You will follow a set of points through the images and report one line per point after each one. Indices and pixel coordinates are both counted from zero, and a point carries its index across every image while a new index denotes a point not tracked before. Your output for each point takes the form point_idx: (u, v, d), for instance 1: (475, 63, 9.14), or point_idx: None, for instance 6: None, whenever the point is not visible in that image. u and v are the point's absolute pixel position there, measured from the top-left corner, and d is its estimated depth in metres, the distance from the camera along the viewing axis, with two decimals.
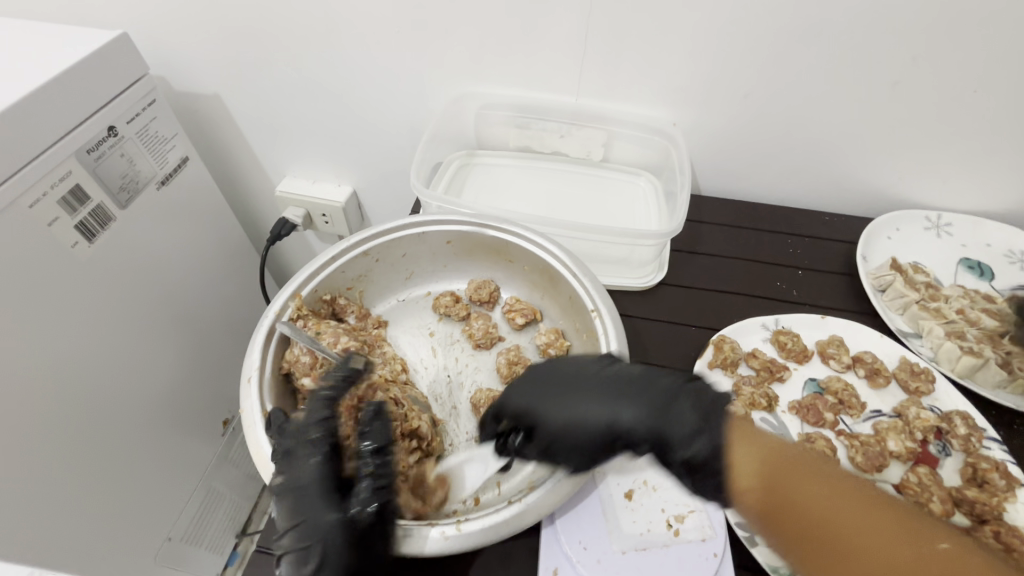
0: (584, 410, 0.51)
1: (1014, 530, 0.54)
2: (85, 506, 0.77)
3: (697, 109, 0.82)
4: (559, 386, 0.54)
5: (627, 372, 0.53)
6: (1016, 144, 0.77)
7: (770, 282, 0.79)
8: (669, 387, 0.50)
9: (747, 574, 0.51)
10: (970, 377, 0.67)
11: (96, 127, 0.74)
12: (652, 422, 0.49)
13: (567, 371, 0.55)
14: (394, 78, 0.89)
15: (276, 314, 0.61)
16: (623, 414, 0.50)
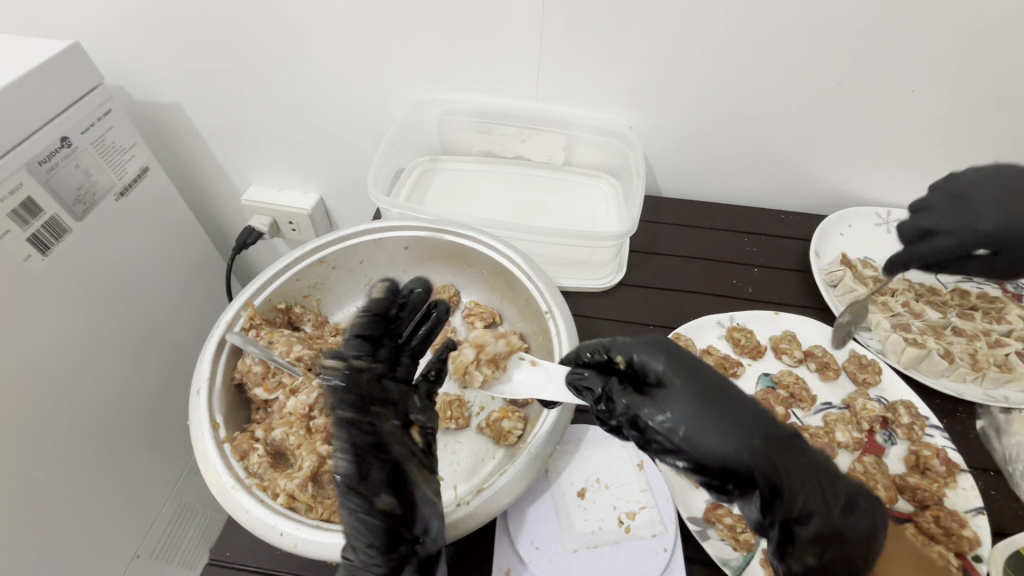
0: (679, 416, 0.43)
1: (953, 514, 0.55)
2: (47, 525, 0.76)
3: (653, 112, 0.84)
4: (671, 375, 0.45)
5: (745, 410, 0.44)
6: (956, 141, 0.80)
7: (726, 280, 0.81)
8: (776, 441, 0.43)
9: (698, 566, 0.52)
10: (915, 367, 0.70)
11: (48, 139, 0.73)
12: (733, 459, 0.41)
13: (691, 368, 0.46)
14: (355, 85, 0.89)
15: (227, 324, 0.61)
16: (714, 441, 0.42)
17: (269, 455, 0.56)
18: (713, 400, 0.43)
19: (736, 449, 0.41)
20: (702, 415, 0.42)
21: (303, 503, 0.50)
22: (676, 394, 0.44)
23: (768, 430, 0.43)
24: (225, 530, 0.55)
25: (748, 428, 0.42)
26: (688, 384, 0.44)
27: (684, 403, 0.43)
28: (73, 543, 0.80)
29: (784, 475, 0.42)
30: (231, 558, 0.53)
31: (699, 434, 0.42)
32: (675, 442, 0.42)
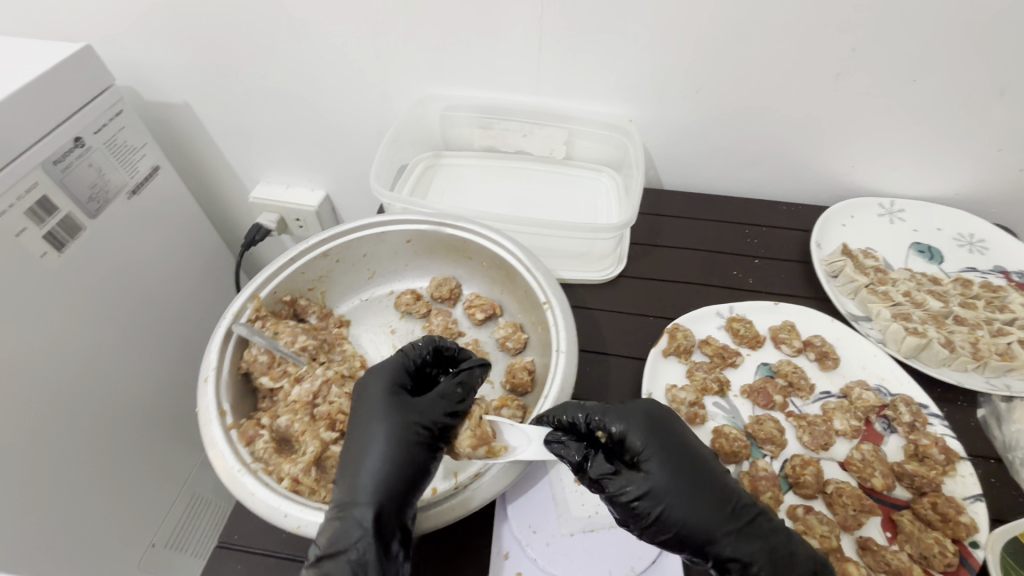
0: (659, 496, 0.48)
1: (950, 501, 0.55)
2: (67, 513, 0.78)
3: (653, 105, 0.85)
4: (659, 455, 0.50)
5: (718, 491, 0.49)
6: (959, 131, 0.79)
7: (726, 272, 0.81)
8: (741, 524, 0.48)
9: (694, 551, 0.53)
10: (916, 356, 0.70)
11: (62, 139, 0.75)
12: (698, 535, 0.48)
13: (677, 450, 0.51)
14: (358, 82, 0.91)
15: (234, 316, 0.63)
16: (686, 521, 0.48)
17: (275, 441, 0.57)
18: (684, 480, 0.49)
19: (697, 526, 0.48)
20: (671, 494, 0.48)
21: (307, 487, 0.52)
22: (646, 472, 0.49)
23: (732, 508, 0.49)
24: (232, 515, 0.57)
25: (713, 507, 0.48)
26: (663, 462, 0.50)
27: (656, 481, 0.49)
28: (92, 531, 0.83)
29: (744, 551, 0.47)
30: (239, 541, 0.55)
31: (669, 511, 0.48)
32: (647, 518, 0.48)
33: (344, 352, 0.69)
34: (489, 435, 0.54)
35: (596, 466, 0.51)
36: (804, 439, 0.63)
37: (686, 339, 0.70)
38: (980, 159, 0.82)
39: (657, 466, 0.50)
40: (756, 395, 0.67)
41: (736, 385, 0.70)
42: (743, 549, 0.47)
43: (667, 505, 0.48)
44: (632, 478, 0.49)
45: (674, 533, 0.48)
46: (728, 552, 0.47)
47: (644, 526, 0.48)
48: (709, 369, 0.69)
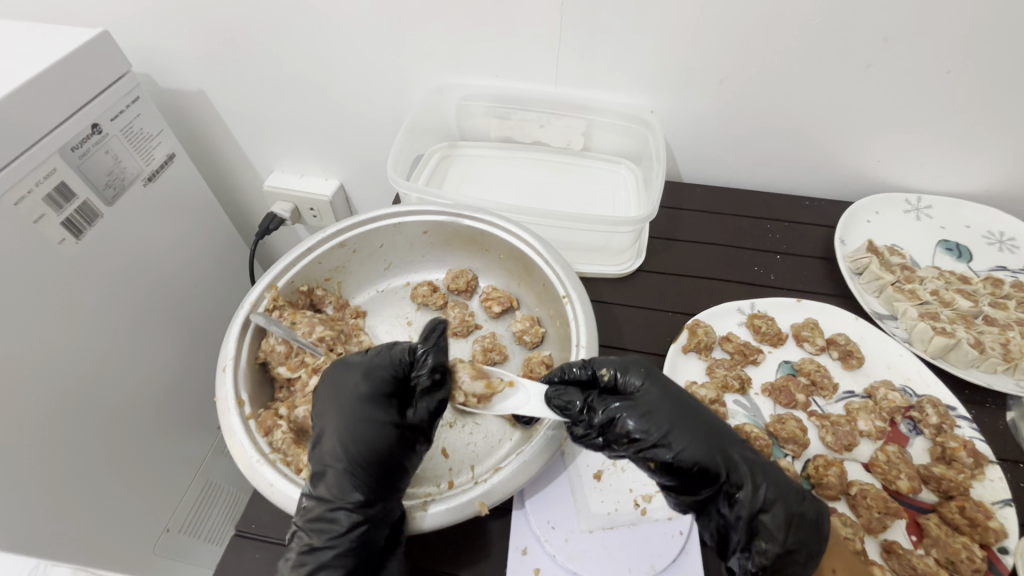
0: (661, 421, 0.48)
1: (978, 505, 0.54)
2: (84, 497, 0.79)
3: (675, 96, 0.83)
4: (655, 388, 0.51)
5: (710, 420, 0.50)
6: (993, 125, 0.77)
7: (747, 267, 0.80)
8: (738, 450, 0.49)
9: (715, 551, 0.52)
10: (943, 357, 0.68)
11: (80, 126, 0.75)
12: (705, 458, 0.47)
13: (667, 384, 0.52)
14: (375, 70, 0.89)
15: (251, 305, 0.62)
16: (690, 446, 0.47)
17: (293, 432, 0.57)
18: (683, 406, 0.50)
19: (704, 447, 0.48)
20: (674, 416, 0.49)
21: None
22: (649, 399, 0.50)
23: (725, 433, 0.50)
24: (250, 504, 0.57)
25: (712, 430, 0.49)
26: (661, 390, 0.51)
27: (659, 405, 0.49)
28: (107, 516, 0.84)
29: (746, 473, 0.48)
30: (257, 531, 0.55)
31: (675, 432, 0.48)
32: (654, 440, 0.48)
33: (361, 343, 0.68)
34: (488, 371, 0.57)
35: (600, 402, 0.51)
36: (827, 439, 0.62)
37: (707, 336, 0.68)
38: (1014, 154, 0.80)
39: (656, 395, 0.50)
40: (777, 393, 0.66)
41: (757, 382, 0.69)
42: (747, 472, 0.48)
43: (670, 430, 0.48)
44: (635, 405, 0.49)
45: (682, 457, 0.47)
46: (733, 473, 0.48)
47: (652, 451, 0.48)
48: (730, 365, 0.68)
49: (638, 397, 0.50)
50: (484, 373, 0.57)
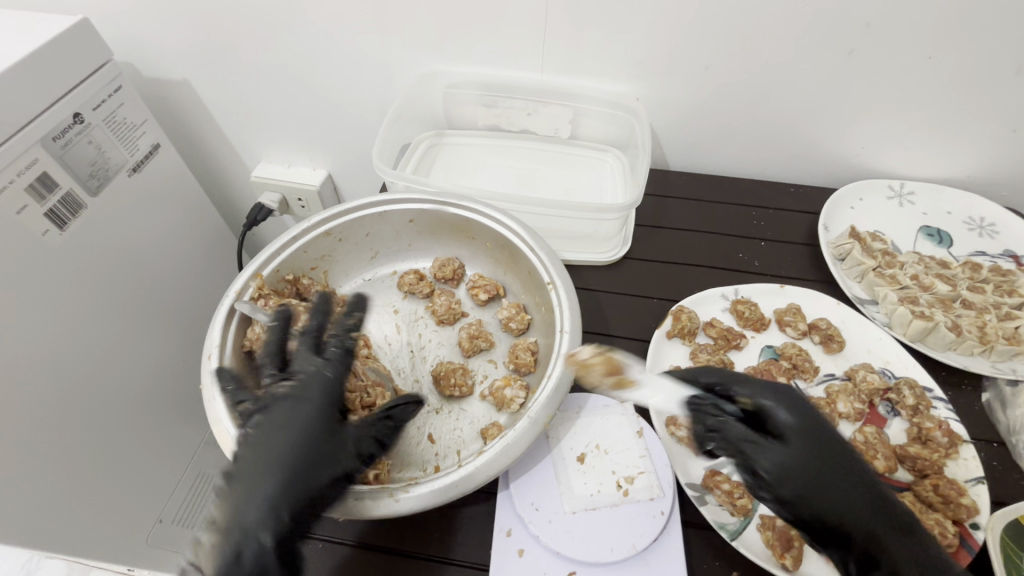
0: (791, 467, 0.47)
1: (952, 483, 0.55)
2: (76, 488, 0.80)
3: (661, 83, 0.83)
4: (803, 435, 0.49)
5: (853, 475, 0.48)
6: (973, 111, 0.78)
7: (733, 254, 0.81)
8: (870, 506, 0.47)
9: (695, 531, 0.54)
10: (922, 340, 0.69)
11: (61, 115, 0.74)
12: (822, 507, 0.47)
13: (819, 431, 0.49)
14: (362, 59, 0.89)
15: (236, 293, 0.63)
16: (811, 495, 0.47)
17: None
18: (825, 462, 0.48)
19: (830, 500, 0.47)
20: (789, 437, 0.49)
21: None
22: (766, 417, 0.50)
23: (864, 492, 0.47)
24: None
25: (829, 456, 0.48)
26: (807, 439, 0.49)
27: (774, 423, 0.50)
28: (97, 506, 0.84)
29: (870, 532, 0.46)
30: None
31: (788, 451, 0.48)
32: (777, 482, 0.48)
33: None
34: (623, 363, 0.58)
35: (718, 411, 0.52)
36: None
37: (691, 322, 0.69)
38: (995, 139, 0.81)
39: (798, 441, 0.49)
40: (759, 376, 0.67)
41: (739, 366, 0.70)
42: (857, 505, 0.47)
43: (800, 477, 0.47)
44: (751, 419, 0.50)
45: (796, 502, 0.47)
46: (853, 529, 0.46)
47: (772, 490, 0.48)
48: (713, 351, 0.68)
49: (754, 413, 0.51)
50: (617, 367, 0.58)
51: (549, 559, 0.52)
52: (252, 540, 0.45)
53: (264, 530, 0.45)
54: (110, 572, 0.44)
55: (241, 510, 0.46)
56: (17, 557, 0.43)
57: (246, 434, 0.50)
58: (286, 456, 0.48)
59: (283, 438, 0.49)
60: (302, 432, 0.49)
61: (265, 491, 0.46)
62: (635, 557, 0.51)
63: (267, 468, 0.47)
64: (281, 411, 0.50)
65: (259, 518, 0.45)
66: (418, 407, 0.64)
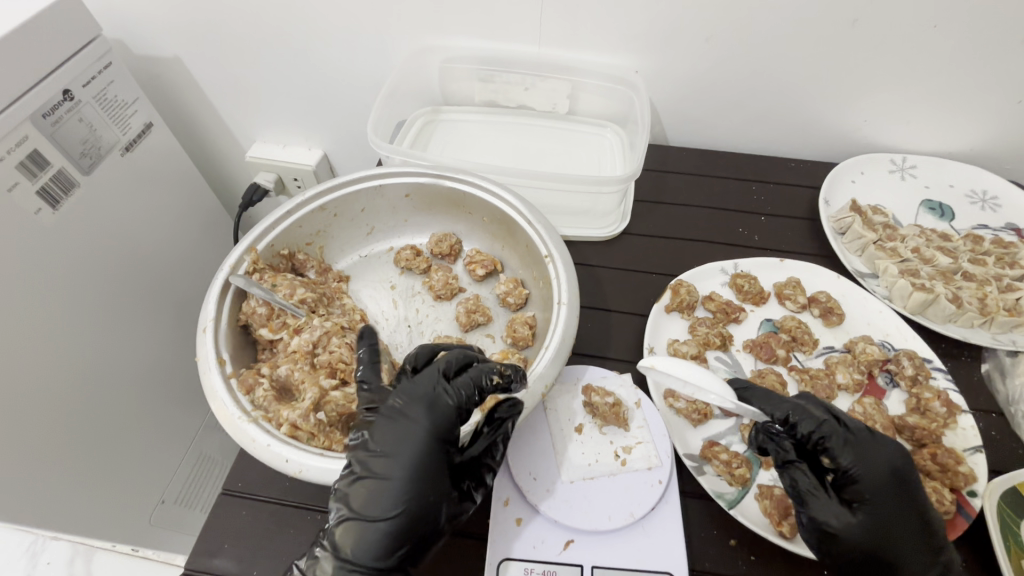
0: (864, 451, 0.50)
1: (950, 452, 0.55)
2: (76, 469, 0.80)
3: (661, 56, 0.81)
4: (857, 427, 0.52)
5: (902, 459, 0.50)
6: (978, 81, 0.76)
7: (732, 229, 0.80)
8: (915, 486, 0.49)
9: (693, 500, 0.54)
10: (922, 313, 0.69)
11: (50, 91, 0.72)
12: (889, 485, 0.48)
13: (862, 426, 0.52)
14: (355, 34, 0.87)
15: (231, 267, 0.62)
16: (880, 473, 0.49)
17: (275, 390, 0.57)
18: (883, 445, 0.51)
19: (889, 477, 0.49)
20: (888, 462, 0.49)
21: (305, 432, 0.52)
22: (867, 436, 0.51)
23: (910, 470, 0.50)
24: (235, 465, 0.58)
25: (904, 484, 0.49)
26: (862, 430, 0.51)
27: (874, 445, 0.50)
28: (98, 488, 0.84)
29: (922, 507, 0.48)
30: (243, 489, 0.56)
31: (871, 468, 0.49)
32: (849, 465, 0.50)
33: (343, 306, 0.68)
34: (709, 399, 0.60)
35: (817, 412, 0.52)
36: (806, 392, 0.63)
37: (689, 296, 0.68)
38: (1000, 111, 0.79)
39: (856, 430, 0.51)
40: (758, 349, 0.67)
41: (738, 339, 0.69)
42: (911, 535, 0.47)
43: (872, 460, 0.49)
44: (849, 432, 0.51)
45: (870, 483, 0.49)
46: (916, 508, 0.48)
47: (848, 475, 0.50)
48: (712, 324, 0.68)
49: (852, 424, 0.52)
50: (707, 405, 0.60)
51: (546, 527, 0.52)
52: (374, 531, 0.45)
53: (388, 521, 0.46)
54: (114, 553, 0.48)
55: (354, 496, 0.46)
56: (23, 538, 0.48)
57: (366, 427, 0.50)
58: (407, 454, 0.48)
59: (405, 438, 0.49)
60: (427, 433, 0.49)
61: (393, 484, 0.47)
62: (632, 525, 0.51)
63: (390, 464, 0.47)
64: (406, 408, 0.50)
65: (383, 511, 0.46)
66: None
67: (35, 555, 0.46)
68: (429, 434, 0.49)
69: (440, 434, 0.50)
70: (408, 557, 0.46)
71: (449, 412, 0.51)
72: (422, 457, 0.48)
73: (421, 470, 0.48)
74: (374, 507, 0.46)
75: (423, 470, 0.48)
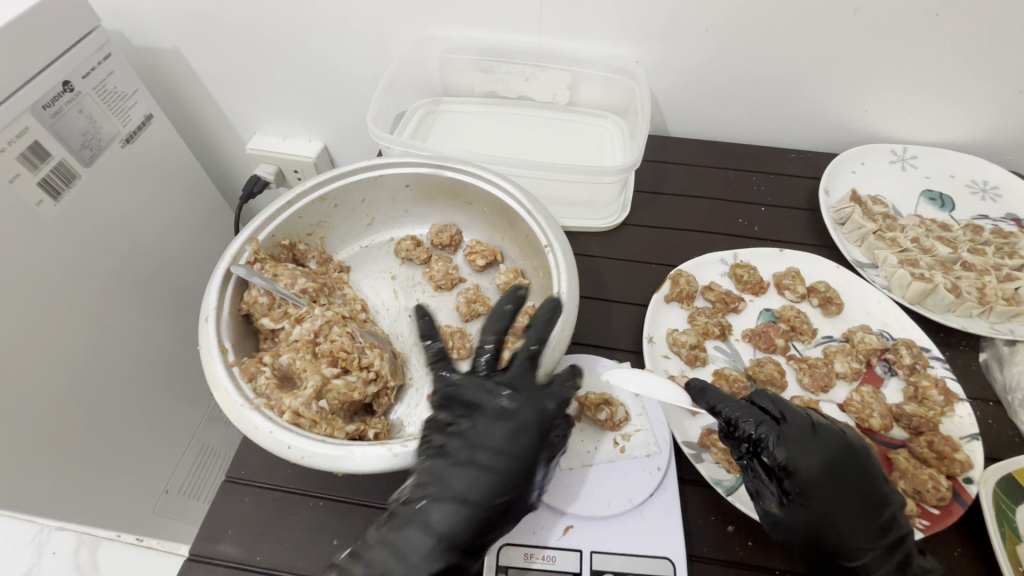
0: (798, 449, 0.50)
1: (946, 439, 0.56)
2: (81, 459, 0.81)
3: (661, 45, 0.81)
4: (799, 421, 0.52)
5: (845, 452, 0.50)
6: (980, 71, 0.76)
7: (732, 219, 0.80)
8: (865, 480, 0.49)
9: (691, 487, 0.55)
10: (921, 302, 0.69)
11: (49, 82, 0.72)
12: (822, 481, 0.49)
13: (803, 418, 0.52)
14: (355, 24, 0.87)
15: (232, 258, 0.62)
16: (814, 470, 0.49)
17: (277, 378, 0.58)
18: (821, 439, 0.51)
19: (823, 471, 0.49)
20: (820, 456, 0.50)
21: (308, 419, 0.53)
22: (806, 433, 0.51)
23: (857, 465, 0.50)
24: (239, 452, 0.59)
25: (843, 477, 0.49)
26: (802, 424, 0.52)
27: (809, 440, 0.51)
28: (102, 479, 0.85)
29: (866, 501, 0.48)
30: (246, 476, 0.57)
31: (806, 463, 0.50)
32: (786, 463, 0.50)
33: (344, 296, 0.69)
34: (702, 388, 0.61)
35: (756, 412, 0.52)
36: (805, 381, 0.63)
37: (689, 285, 0.69)
38: (1001, 101, 0.79)
39: (796, 426, 0.51)
40: (757, 338, 0.67)
41: (738, 329, 0.70)
42: (856, 522, 0.48)
43: (807, 458, 0.50)
44: (783, 428, 0.51)
45: (806, 479, 0.49)
46: (859, 503, 0.48)
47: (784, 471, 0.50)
48: (711, 314, 0.68)
49: (791, 421, 0.52)
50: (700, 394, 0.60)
51: (545, 513, 0.53)
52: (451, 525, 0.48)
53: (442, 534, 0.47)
54: (117, 542, 0.49)
55: (411, 507, 0.49)
56: (28, 530, 0.49)
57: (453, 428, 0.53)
58: (475, 475, 0.50)
59: (476, 461, 0.51)
60: (521, 440, 0.52)
61: (455, 501, 0.49)
62: (630, 511, 0.52)
63: (461, 484, 0.50)
64: (483, 425, 0.53)
65: (442, 526, 0.47)
66: (416, 369, 0.65)
67: (40, 545, 0.48)
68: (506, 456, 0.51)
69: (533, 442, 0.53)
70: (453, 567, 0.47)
71: (510, 430, 0.52)
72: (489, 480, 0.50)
73: (485, 493, 0.49)
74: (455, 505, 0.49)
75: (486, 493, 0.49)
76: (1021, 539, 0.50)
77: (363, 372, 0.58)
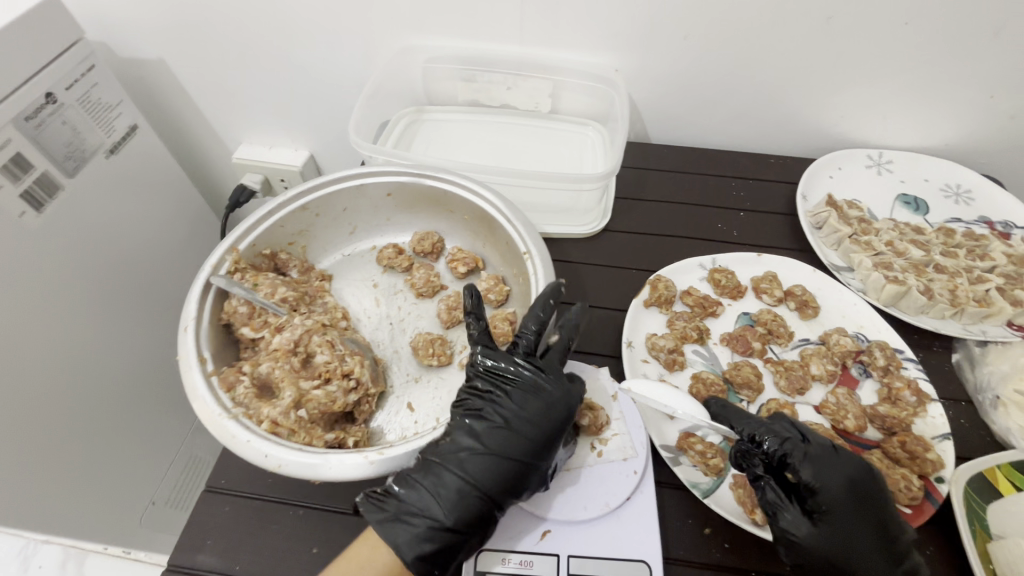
0: (823, 468, 0.50)
1: (918, 439, 0.57)
2: (64, 473, 0.80)
3: (640, 54, 0.82)
4: (820, 442, 0.52)
5: (864, 472, 0.51)
6: (950, 77, 0.78)
7: (711, 225, 0.81)
8: (880, 503, 0.50)
9: (669, 490, 0.56)
10: (895, 304, 0.70)
11: (32, 93, 0.72)
12: (846, 501, 0.49)
13: (820, 440, 0.53)
14: (338, 35, 0.88)
15: (212, 268, 0.63)
16: (837, 490, 0.50)
17: (257, 387, 0.58)
18: (845, 461, 0.51)
19: (847, 490, 0.50)
20: (845, 476, 0.50)
21: (286, 428, 0.53)
22: (830, 452, 0.51)
23: (876, 484, 0.51)
24: (219, 462, 0.59)
25: (864, 498, 0.49)
26: (824, 444, 0.52)
27: (833, 459, 0.51)
28: (85, 492, 0.84)
29: (884, 522, 0.49)
30: (226, 486, 0.57)
31: (830, 481, 0.50)
32: (810, 481, 0.50)
33: (325, 304, 0.69)
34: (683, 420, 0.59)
35: (780, 429, 0.52)
36: (781, 383, 0.64)
37: (667, 290, 0.70)
38: (972, 106, 0.81)
39: (819, 446, 0.52)
40: (735, 342, 0.68)
41: (716, 333, 0.70)
42: (874, 546, 0.48)
43: (833, 477, 0.50)
44: (810, 446, 0.51)
45: (829, 498, 0.49)
46: (879, 525, 0.49)
47: (808, 490, 0.50)
48: (689, 318, 0.69)
49: (814, 440, 0.52)
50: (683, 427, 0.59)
51: (523, 518, 0.53)
52: (406, 534, 0.48)
53: (434, 522, 0.49)
54: (103, 557, 0.50)
55: (407, 492, 0.50)
56: (15, 543, 0.50)
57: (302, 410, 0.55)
58: (499, 448, 0.52)
59: (510, 438, 0.52)
60: (499, 441, 0.52)
61: (457, 483, 0.50)
62: (607, 515, 0.53)
63: (474, 459, 0.51)
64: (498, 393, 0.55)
65: (438, 511, 0.49)
66: (397, 375, 0.65)
67: (27, 559, 0.49)
68: (529, 432, 0.52)
69: (507, 442, 0.52)
70: (441, 557, 0.48)
71: (502, 419, 0.53)
72: (513, 456, 0.51)
73: (504, 466, 0.51)
74: (433, 508, 0.49)
75: (502, 467, 0.51)
76: (991, 537, 0.51)
77: (344, 379, 0.58)
